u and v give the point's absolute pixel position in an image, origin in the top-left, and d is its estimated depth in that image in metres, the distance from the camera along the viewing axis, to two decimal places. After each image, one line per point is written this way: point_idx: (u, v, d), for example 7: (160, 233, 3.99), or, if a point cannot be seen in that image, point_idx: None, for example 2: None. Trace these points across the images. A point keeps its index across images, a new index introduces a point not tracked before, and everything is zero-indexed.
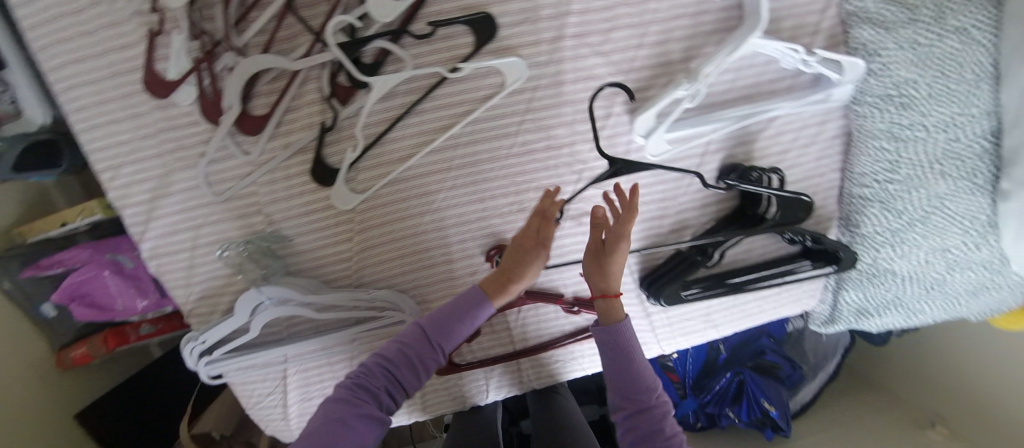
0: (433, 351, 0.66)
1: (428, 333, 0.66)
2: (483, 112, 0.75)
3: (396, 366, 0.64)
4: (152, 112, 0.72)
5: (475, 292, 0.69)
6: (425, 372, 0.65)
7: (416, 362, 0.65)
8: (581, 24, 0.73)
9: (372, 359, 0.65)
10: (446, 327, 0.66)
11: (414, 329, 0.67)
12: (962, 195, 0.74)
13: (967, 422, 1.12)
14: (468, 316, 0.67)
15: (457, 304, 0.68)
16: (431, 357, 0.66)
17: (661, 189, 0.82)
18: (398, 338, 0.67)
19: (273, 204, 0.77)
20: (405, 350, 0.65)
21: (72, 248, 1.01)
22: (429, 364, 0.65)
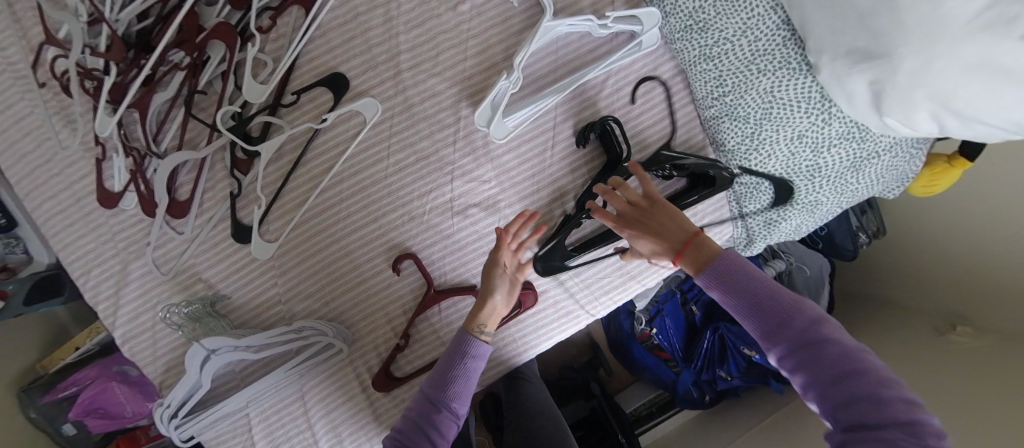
0: (440, 409, 0.73)
1: (430, 395, 0.74)
2: (356, 147, 0.89)
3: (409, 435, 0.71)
4: (104, 221, 0.89)
5: (462, 336, 0.79)
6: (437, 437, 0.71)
7: (424, 426, 0.71)
8: (413, 57, 0.88)
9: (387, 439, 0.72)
10: (446, 384, 0.75)
11: (418, 397, 0.76)
12: (786, 83, 0.77)
13: (987, 313, 0.95)
14: (461, 365, 0.76)
15: (449, 359, 0.77)
16: (439, 414, 0.73)
17: (529, 166, 0.91)
18: (410, 410, 0.75)
19: (210, 270, 0.91)
20: (413, 417, 0.73)
21: (83, 369, 1.16)
22: (439, 425, 0.71)
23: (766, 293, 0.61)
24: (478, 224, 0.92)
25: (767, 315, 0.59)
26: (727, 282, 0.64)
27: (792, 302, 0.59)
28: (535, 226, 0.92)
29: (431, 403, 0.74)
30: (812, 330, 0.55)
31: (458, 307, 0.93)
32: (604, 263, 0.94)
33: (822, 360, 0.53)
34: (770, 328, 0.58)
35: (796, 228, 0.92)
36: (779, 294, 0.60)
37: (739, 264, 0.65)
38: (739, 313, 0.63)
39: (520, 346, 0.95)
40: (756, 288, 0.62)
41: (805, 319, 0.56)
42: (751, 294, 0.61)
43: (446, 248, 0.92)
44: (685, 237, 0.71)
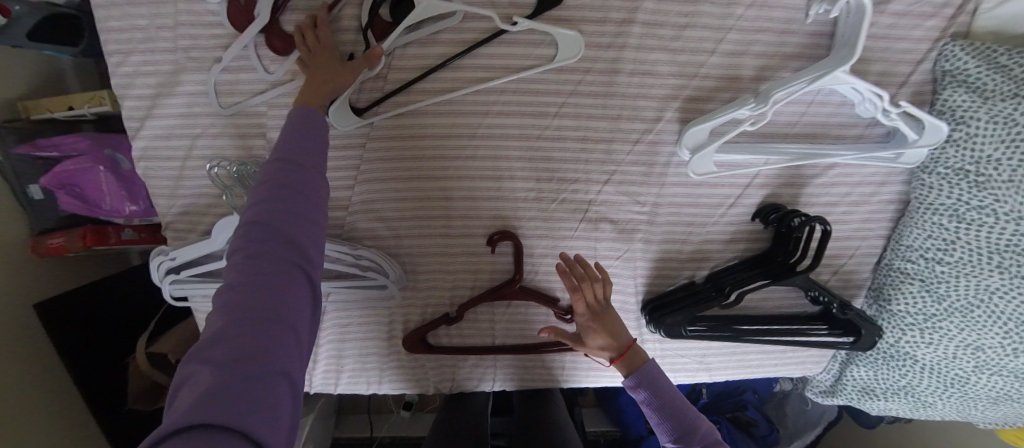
0: (308, 177, 0.49)
1: (285, 160, 0.49)
2: (526, 84, 0.68)
3: (288, 209, 0.45)
4: (174, 1, 0.65)
5: (301, 111, 0.55)
6: (308, 200, 0.48)
7: (298, 195, 0.47)
8: (655, 13, 0.65)
9: (239, 239, 0.43)
10: (308, 149, 0.51)
11: (267, 171, 0.47)
12: (1013, 294, 0.68)
13: None
14: (308, 129, 0.53)
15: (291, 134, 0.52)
16: (305, 185, 0.48)
17: (692, 212, 0.75)
18: (253, 195, 0.46)
19: (280, 130, 0.71)
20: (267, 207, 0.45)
21: (71, 134, 0.94)
22: (313, 188, 0.49)
23: (668, 399, 0.64)
24: (599, 242, 0.77)
25: (671, 424, 0.63)
26: (642, 380, 0.66)
27: (685, 406, 0.64)
28: (654, 274, 0.79)
29: (296, 168, 0.48)
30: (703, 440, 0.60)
31: (527, 310, 0.82)
32: (693, 345, 0.84)
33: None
34: None
35: (883, 409, 0.86)
36: (678, 397, 0.65)
37: (646, 360, 0.68)
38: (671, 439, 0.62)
39: (561, 374, 0.88)
40: (661, 389, 0.65)
41: (699, 427, 0.61)
42: (656, 396, 0.65)
43: (552, 248, 0.78)
44: (626, 341, 0.69)
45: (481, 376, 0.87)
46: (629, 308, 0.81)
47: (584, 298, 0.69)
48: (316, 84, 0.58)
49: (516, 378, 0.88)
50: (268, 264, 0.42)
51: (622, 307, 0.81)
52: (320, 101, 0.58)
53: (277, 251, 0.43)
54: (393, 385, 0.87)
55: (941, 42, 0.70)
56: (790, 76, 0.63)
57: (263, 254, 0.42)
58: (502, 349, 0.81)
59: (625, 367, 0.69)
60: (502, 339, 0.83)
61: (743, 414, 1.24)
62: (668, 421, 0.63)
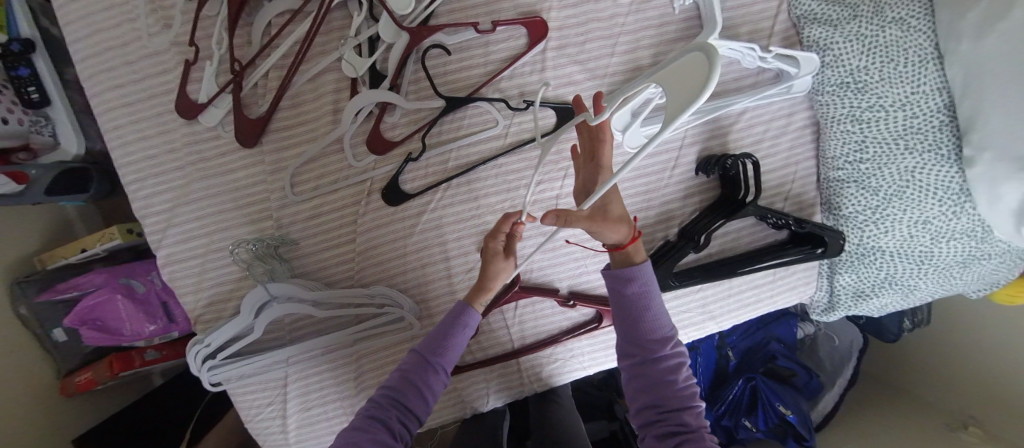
0: (430, 371, 0.68)
1: (424, 355, 0.69)
2: (478, 119, 0.83)
3: (405, 392, 0.66)
4: (179, 128, 0.80)
5: (460, 306, 0.72)
6: (431, 390, 0.68)
7: (420, 386, 0.67)
8: (560, 38, 0.82)
9: (369, 406, 0.65)
10: (438, 345, 0.69)
11: (408, 360, 0.69)
12: (930, 167, 0.78)
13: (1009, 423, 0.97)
14: (458, 327, 0.70)
15: (443, 323, 0.72)
16: (433, 375, 0.68)
17: (644, 182, 0.87)
18: (389, 377, 0.68)
19: (284, 209, 0.81)
20: (403, 382, 0.67)
21: (86, 274, 1.05)
22: (430, 384, 0.68)
23: (659, 366, 0.62)
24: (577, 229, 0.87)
25: (649, 381, 0.62)
26: (619, 278, 0.66)
27: (678, 370, 0.62)
28: None
29: (425, 367, 0.68)
30: (679, 403, 0.60)
31: (533, 308, 0.89)
32: (690, 298, 0.91)
33: (678, 434, 0.58)
34: (646, 369, 0.63)
35: (880, 307, 0.93)
36: (677, 361, 0.63)
37: (656, 316, 0.65)
38: (626, 345, 0.65)
39: (582, 360, 0.94)
40: (660, 355, 0.63)
41: (682, 391, 0.61)
42: (648, 361, 0.63)
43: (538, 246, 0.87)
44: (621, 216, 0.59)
45: (511, 385, 0.92)
46: None
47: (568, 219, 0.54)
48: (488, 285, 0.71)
49: (543, 377, 0.93)
50: (378, 428, 0.62)
51: None
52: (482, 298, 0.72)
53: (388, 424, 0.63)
54: (430, 418, 0.91)
55: None
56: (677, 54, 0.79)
57: (374, 423, 0.62)
58: (520, 350, 0.88)
59: (621, 317, 0.67)
60: (518, 342, 0.90)
61: (776, 366, 1.27)
62: (633, 330, 0.65)
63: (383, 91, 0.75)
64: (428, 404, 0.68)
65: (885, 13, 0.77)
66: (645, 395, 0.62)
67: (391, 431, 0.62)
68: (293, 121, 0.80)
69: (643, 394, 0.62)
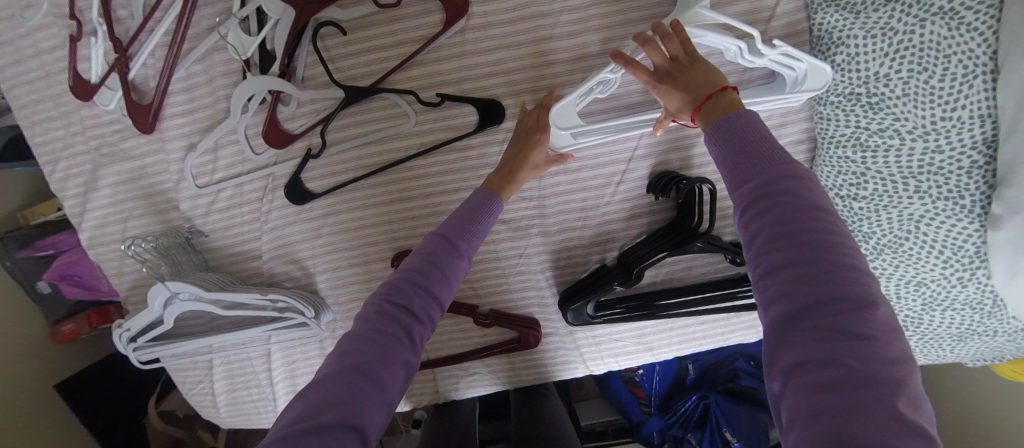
0: (460, 252, 0.54)
1: (446, 235, 0.55)
2: (385, 115, 0.72)
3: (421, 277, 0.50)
4: (80, 109, 0.75)
5: (482, 193, 0.61)
6: (454, 274, 0.53)
7: (441, 269, 0.52)
8: (484, 15, 0.68)
9: (379, 290, 0.50)
10: (468, 229, 0.56)
11: (426, 241, 0.55)
12: (941, 220, 0.60)
13: None
14: (484, 211, 0.59)
15: (466, 206, 0.60)
16: (458, 260, 0.54)
17: (581, 197, 0.75)
18: (409, 260, 0.53)
19: (190, 202, 0.78)
20: (429, 260, 0.52)
21: (63, 232, 1.11)
22: (453, 274, 0.53)
23: (809, 216, 0.35)
24: (498, 244, 0.79)
25: (792, 238, 0.35)
26: (726, 123, 0.45)
27: (825, 230, 0.34)
28: (562, 264, 0.80)
29: (449, 247, 0.54)
30: (820, 279, 0.32)
31: (451, 320, 0.84)
32: (624, 328, 0.82)
33: (857, 337, 0.30)
34: (778, 209, 0.37)
35: None
36: (820, 218, 0.35)
37: (767, 144, 0.42)
38: (736, 189, 0.41)
39: (501, 376, 0.88)
40: (779, 197, 0.37)
41: (829, 260, 0.33)
42: (760, 214, 0.38)
43: None
44: (712, 89, 0.50)
45: (430, 391, 0.89)
46: (548, 300, 0.81)
47: (656, 54, 0.54)
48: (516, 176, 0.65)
49: (462, 388, 0.89)
50: (388, 326, 0.46)
51: (541, 301, 0.81)
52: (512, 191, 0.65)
53: (406, 313, 0.48)
54: None
55: None
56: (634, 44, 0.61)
57: (390, 313, 0.47)
58: (432, 362, 0.84)
59: (738, 153, 0.42)
60: (434, 353, 0.86)
61: (736, 385, 1.18)
62: (754, 166, 0.40)
63: (273, 77, 0.65)
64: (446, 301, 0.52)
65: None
66: (771, 246, 0.36)
67: (408, 324, 0.47)
68: (190, 107, 0.73)
69: (782, 250, 0.35)
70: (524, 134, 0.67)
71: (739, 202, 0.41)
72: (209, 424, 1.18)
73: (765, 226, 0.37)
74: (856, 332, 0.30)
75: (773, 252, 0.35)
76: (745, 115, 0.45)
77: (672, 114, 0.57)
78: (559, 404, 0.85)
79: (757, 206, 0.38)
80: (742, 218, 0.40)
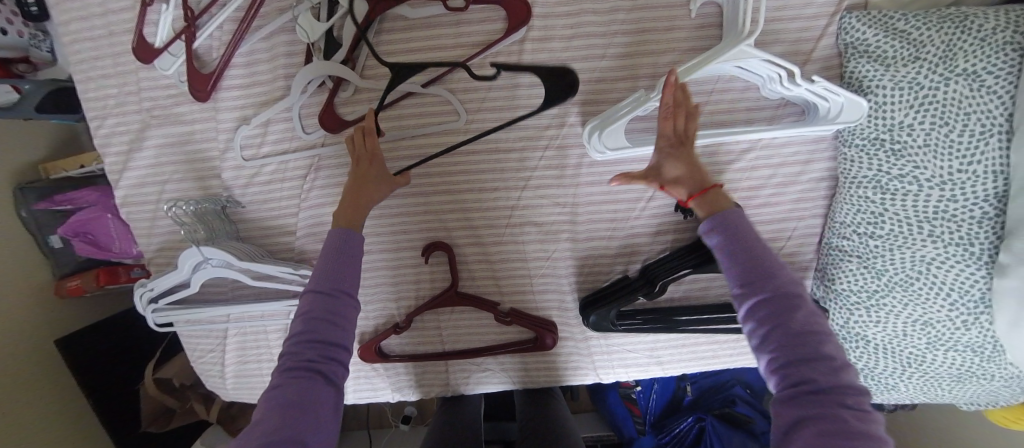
0: (341, 301, 0.57)
1: (322, 292, 0.56)
2: (436, 110, 0.76)
3: (314, 340, 0.54)
4: (137, 71, 0.77)
5: (342, 233, 0.61)
6: (346, 319, 0.56)
7: (330, 322, 0.55)
8: (544, 29, 0.72)
9: (285, 359, 0.53)
10: (338, 273, 0.58)
11: (304, 303, 0.56)
12: (951, 263, 0.64)
13: None
14: (350, 255, 0.60)
15: (330, 255, 0.59)
16: (344, 305, 0.57)
17: (612, 209, 0.79)
18: (298, 327, 0.55)
19: (233, 172, 0.80)
20: (314, 323, 0.54)
21: (83, 189, 1.09)
22: (344, 313, 0.56)
23: (797, 308, 0.47)
24: (526, 245, 0.81)
25: (788, 325, 0.46)
26: (724, 220, 0.55)
27: (807, 318, 0.46)
28: (586, 271, 0.83)
29: (330, 296, 0.56)
30: (824, 372, 0.43)
31: (472, 315, 0.86)
32: (637, 339, 0.85)
33: (839, 406, 0.41)
34: (774, 301, 0.47)
35: None
36: (802, 306, 0.47)
37: (757, 241, 0.53)
38: (737, 280, 0.51)
39: (511, 375, 0.90)
40: (775, 292, 0.48)
41: (816, 345, 0.44)
42: (762, 305, 0.48)
43: (484, 256, 0.82)
44: (709, 180, 0.59)
45: (439, 383, 0.91)
46: (567, 305, 0.84)
47: (672, 123, 0.60)
48: (359, 203, 0.64)
49: (471, 383, 0.91)
50: (300, 387, 0.50)
51: (561, 304, 0.84)
52: (360, 219, 0.64)
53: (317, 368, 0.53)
54: (358, 395, 0.92)
55: (839, 15, 0.70)
56: (694, 62, 0.65)
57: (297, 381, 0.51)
58: (447, 353, 0.85)
59: (737, 248, 0.52)
60: (449, 345, 0.87)
61: (734, 411, 1.19)
62: (751, 262, 0.51)
63: (336, 64, 0.67)
64: (350, 342, 0.57)
65: (955, 61, 0.60)
66: (772, 331, 0.46)
67: (320, 379, 0.52)
68: (248, 81, 0.76)
69: (781, 335, 0.46)
70: (357, 160, 0.66)
71: (741, 288, 0.51)
72: (206, 396, 1.17)
73: (768, 314, 0.47)
74: (841, 400, 0.41)
75: (777, 333, 0.46)
76: (737, 214, 0.55)
77: (658, 181, 0.63)
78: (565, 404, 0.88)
79: (757, 297, 0.49)
80: (748, 315, 0.49)
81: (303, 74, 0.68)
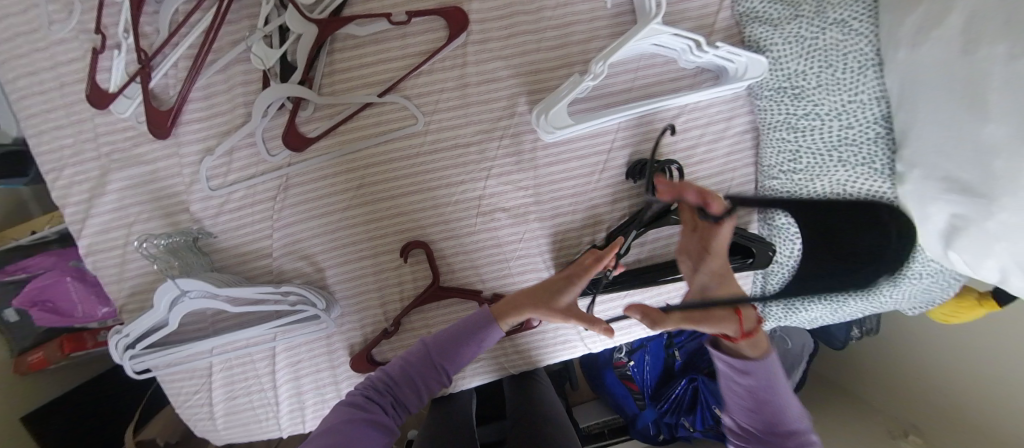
0: (438, 374, 0.69)
1: (432, 357, 0.69)
2: (395, 116, 0.81)
3: (403, 384, 0.68)
4: (93, 117, 0.78)
5: (481, 315, 0.71)
6: (426, 389, 0.69)
7: (420, 384, 0.69)
8: (483, 32, 0.80)
9: (370, 383, 0.68)
10: (452, 351, 0.70)
11: (415, 351, 0.70)
12: (861, 181, 0.73)
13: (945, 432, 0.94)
14: (473, 341, 0.70)
15: (456, 328, 0.71)
16: (435, 379, 0.69)
17: (570, 185, 0.86)
18: (400, 365, 0.69)
19: (202, 204, 0.81)
20: (410, 371, 0.69)
21: (37, 255, 1.05)
22: (427, 385, 0.69)
23: None
24: (499, 231, 0.86)
25: None
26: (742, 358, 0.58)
27: None
28: (557, 247, 0.88)
29: (432, 366, 0.69)
30: None
31: (458, 307, 0.89)
32: (615, 303, 0.90)
33: None
34: None
35: (810, 319, 0.95)
36: None
37: None
38: None
39: (504, 362, 0.92)
40: None
41: None
42: None
43: (460, 248, 0.86)
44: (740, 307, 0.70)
45: None
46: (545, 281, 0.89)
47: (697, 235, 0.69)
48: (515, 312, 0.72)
49: (466, 377, 0.93)
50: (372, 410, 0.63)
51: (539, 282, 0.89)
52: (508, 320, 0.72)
53: (388, 407, 0.66)
54: None
55: None
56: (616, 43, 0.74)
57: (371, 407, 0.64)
58: None
59: None
60: None
61: None
62: None
63: (294, 85, 0.71)
64: (416, 403, 0.69)
65: (826, 13, 0.72)
66: None
67: (385, 416, 0.64)
68: (208, 113, 0.79)
69: None
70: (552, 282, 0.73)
71: None
72: None
73: None
74: None
75: None
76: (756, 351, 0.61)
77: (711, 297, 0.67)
78: (552, 390, 0.91)
79: None
80: None
81: (263, 98, 0.71)
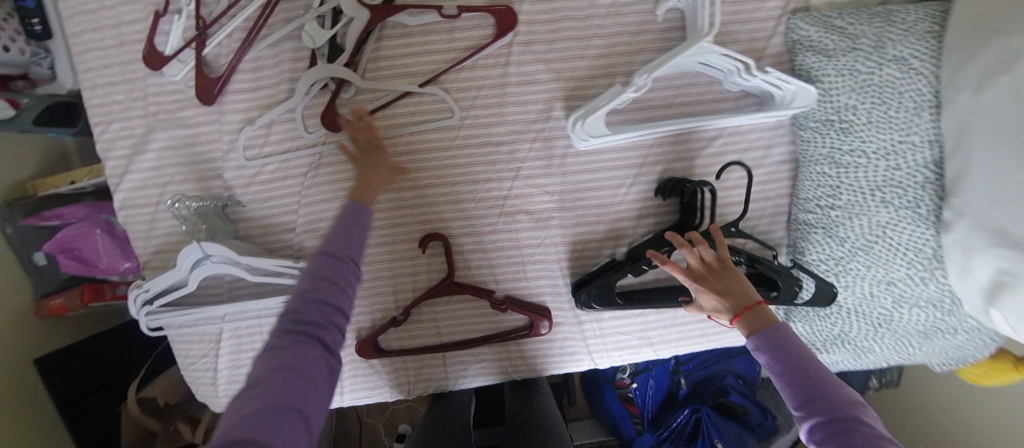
0: (344, 268, 0.54)
1: (326, 256, 0.54)
2: (431, 108, 0.82)
3: (318, 293, 0.51)
4: (145, 77, 0.81)
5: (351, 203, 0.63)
6: (346, 288, 0.54)
7: (335, 283, 0.53)
8: (528, 34, 0.80)
9: (280, 322, 0.48)
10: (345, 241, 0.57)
11: (312, 264, 0.53)
12: (904, 224, 0.71)
13: None
14: (359, 225, 0.60)
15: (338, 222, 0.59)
16: (347, 271, 0.55)
17: (596, 195, 0.85)
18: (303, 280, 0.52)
19: (235, 172, 0.83)
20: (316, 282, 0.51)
21: (73, 204, 1.09)
22: (342, 278, 0.54)
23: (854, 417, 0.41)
24: (519, 233, 0.86)
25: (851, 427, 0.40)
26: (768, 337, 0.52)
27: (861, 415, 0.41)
28: (576, 256, 0.87)
29: (334, 261, 0.54)
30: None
31: (469, 304, 0.88)
32: (628, 321, 0.88)
33: None
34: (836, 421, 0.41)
35: (831, 363, 0.91)
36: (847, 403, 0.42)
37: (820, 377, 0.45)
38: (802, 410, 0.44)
39: (507, 366, 0.91)
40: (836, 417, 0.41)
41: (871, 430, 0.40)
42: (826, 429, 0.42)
43: (478, 245, 0.86)
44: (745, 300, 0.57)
45: (436, 378, 0.91)
46: (560, 289, 0.88)
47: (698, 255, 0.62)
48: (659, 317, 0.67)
49: (468, 376, 0.91)
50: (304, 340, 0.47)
51: (554, 289, 0.87)
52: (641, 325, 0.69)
53: (322, 332, 0.49)
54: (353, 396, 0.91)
55: (786, 18, 0.82)
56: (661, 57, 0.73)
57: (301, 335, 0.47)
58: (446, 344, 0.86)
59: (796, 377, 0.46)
60: (447, 337, 0.89)
61: (728, 401, 1.22)
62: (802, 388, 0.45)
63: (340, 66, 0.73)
64: (349, 310, 0.54)
65: (885, 50, 0.70)
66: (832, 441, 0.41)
67: (321, 335, 0.48)
68: (254, 85, 0.81)
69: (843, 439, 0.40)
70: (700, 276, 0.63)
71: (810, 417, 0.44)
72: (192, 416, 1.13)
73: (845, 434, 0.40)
74: None
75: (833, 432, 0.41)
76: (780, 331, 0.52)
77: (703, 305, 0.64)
78: (550, 400, 0.89)
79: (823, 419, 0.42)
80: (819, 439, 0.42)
81: (308, 75, 0.72)
